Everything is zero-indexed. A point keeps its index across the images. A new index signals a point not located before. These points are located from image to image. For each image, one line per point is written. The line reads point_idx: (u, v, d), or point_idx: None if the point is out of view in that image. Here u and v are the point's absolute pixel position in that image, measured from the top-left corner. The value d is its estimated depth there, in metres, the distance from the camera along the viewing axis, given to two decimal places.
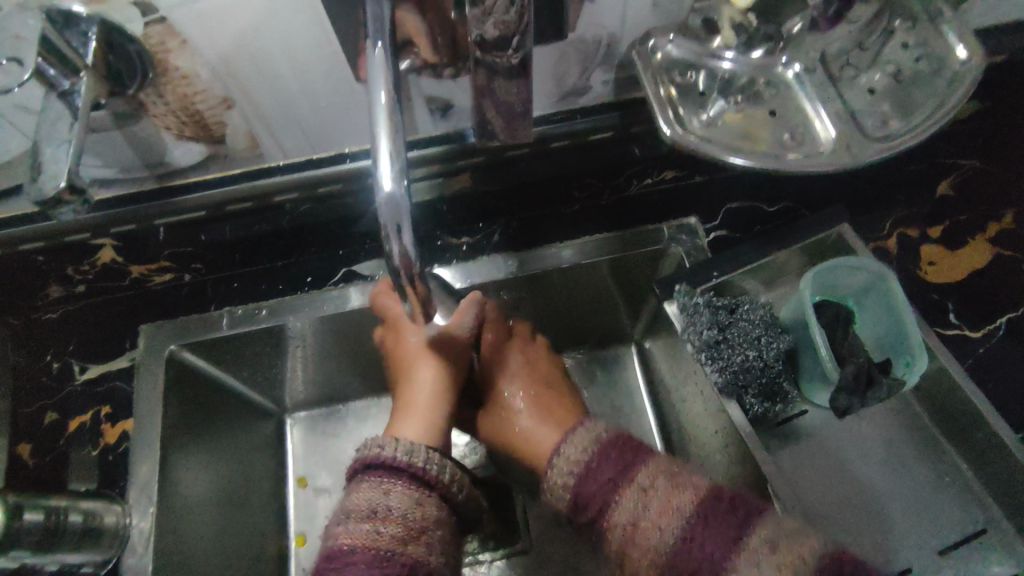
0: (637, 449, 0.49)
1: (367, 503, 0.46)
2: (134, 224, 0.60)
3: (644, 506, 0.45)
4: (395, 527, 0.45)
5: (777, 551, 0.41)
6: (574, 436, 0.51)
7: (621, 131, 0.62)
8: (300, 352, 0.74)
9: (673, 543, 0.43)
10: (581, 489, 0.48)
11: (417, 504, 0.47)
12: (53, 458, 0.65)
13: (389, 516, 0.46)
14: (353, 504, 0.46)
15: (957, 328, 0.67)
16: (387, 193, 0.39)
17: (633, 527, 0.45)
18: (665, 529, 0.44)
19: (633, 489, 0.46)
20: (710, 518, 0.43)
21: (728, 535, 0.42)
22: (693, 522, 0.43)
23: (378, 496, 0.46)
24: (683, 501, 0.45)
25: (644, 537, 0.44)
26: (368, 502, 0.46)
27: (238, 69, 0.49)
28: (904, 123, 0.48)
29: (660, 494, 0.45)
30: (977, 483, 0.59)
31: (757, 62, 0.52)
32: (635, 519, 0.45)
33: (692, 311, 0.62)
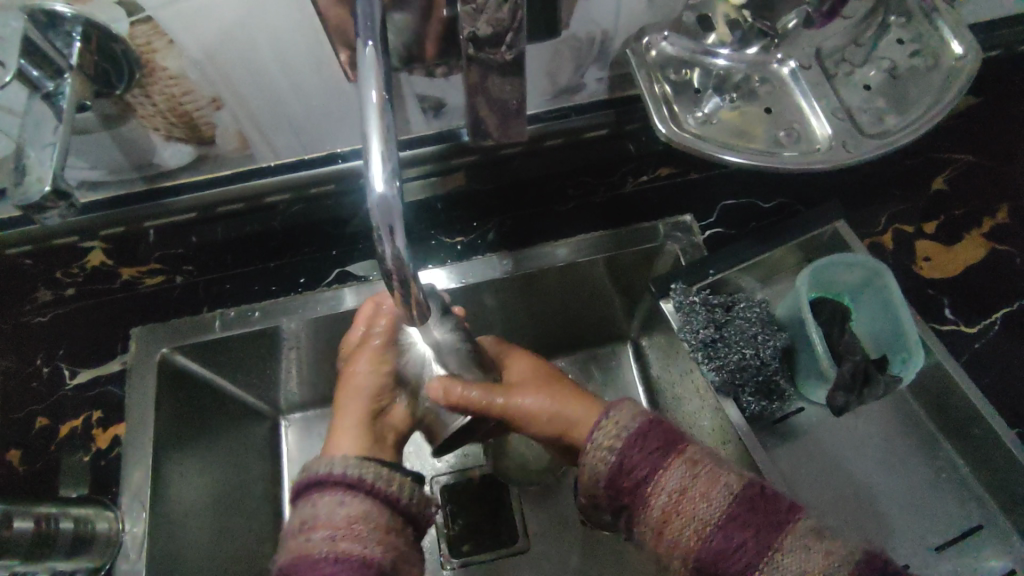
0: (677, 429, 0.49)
1: (305, 516, 0.46)
2: (123, 226, 0.60)
3: (691, 477, 0.45)
4: (325, 531, 0.44)
5: (823, 541, 0.42)
6: (622, 403, 0.50)
7: (614, 128, 0.61)
8: (294, 354, 0.73)
9: (717, 516, 0.43)
10: (627, 456, 0.47)
11: (344, 504, 0.46)
12: (44, 465, 0.64)
13: (324, 525, 0.45)
14: (299, 519, 0.46)
15: (952, 324, 0.67)
16: (380, 193, 0.38)
17: (680, 496, 0.44)
18: (714, 501, 0.44)
19: (683, 461, 0.46)
20: (756, 500, 0.43)
21: (770, 520, 0.42)
22: (737, 499, 0.44)
23: (316, 508, 0.46)
24: (732, 480, 0.44)
25: (690, 508, 0.44)
26: (303, 515, 0.46)
27: (227, 69, 0.49)
28: (901, 119, 0.47)
29: (709, 469, 0.45)
30: (974, 478, 0.59)
31: (752, 59, 0.52)
32: (684, 487, 0.45)
33: (688, 309, 0.61)
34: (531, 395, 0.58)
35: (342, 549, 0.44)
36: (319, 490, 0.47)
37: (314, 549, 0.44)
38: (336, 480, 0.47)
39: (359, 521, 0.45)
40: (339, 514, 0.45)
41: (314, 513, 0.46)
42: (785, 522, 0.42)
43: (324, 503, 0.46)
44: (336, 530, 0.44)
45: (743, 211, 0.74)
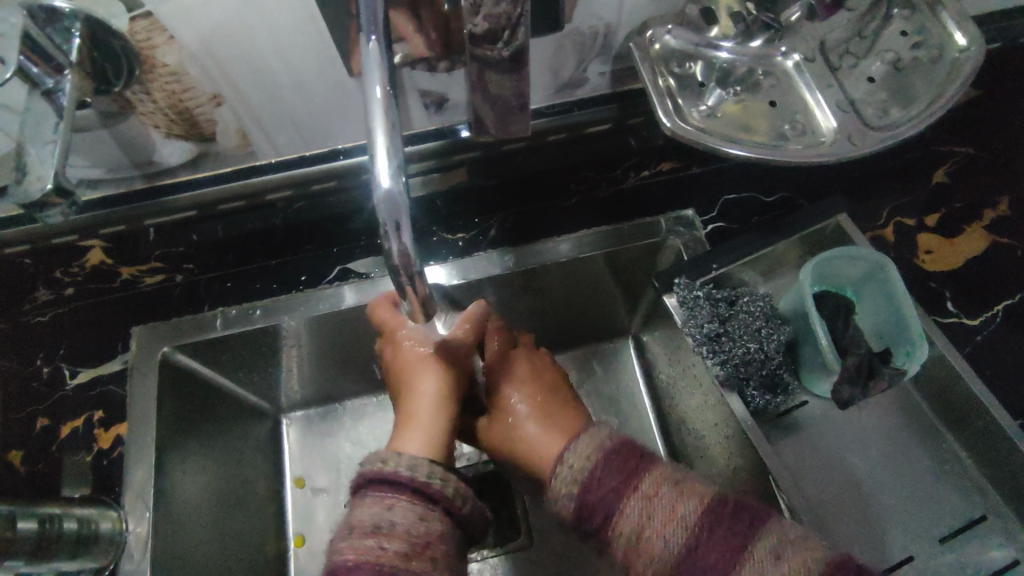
0: (637, 457, 0.48)
1: (377, 520, 0.44)
2: (123, 224, 0.59)
3: (648, 515, 0.44)
4: (398, 543, 0.43)
5: (793, 550, 0.42)
6: (583, 439, 0.50)
7: (618, 122, 0.61)
8: (295, 352, 0.73)
9: (676, 552, 0.43)
10: (585, 496, 0.46)
11: (418, 518, 0.44)
12: (45, 465, 0.64)
13: (398, 534, 0.43)
14: (368, 522, 0.44)
15: (953, 315, 0.67)
16: (385, 189, 0.38)
17: (637, 536, 0.44)
18: (671, 539, 0.43)
19: (638, 499, 0.45)
20: (713, 530, 0.43)
21: (734, 545, 0.42)
22: (698, 531, 0.43)
23: (386, 513, 0.44)
24: (689, 511, 0.44)
25: (649, 548, 0.43)
26: (370, 518, 0.44)
27: (228, 64, 0.48)
28: (904, 112, 0.47)
29: (665, 503, 0.44)
30: (977, 470, 0.59)
31: (757, 52, 0.52)
32: (641, 528, 0.44)
33: (692, 304, 0.61)
34: (520, 423, 0.59)
35: (413, 566, 0.42)
36: (398, 495, 0.45)
37: (381, 559, 0.42)
38: (417, 488, 0.46)
39: (433, 541, 0.44)
40: (420, 527, 0.44)
41: (387, 519, 0.44)
42: (749, 546, 0.42)
43: (398, 512, 0.44)
44: (410, 546, 0.43)
45: (743, 205, 0.73)
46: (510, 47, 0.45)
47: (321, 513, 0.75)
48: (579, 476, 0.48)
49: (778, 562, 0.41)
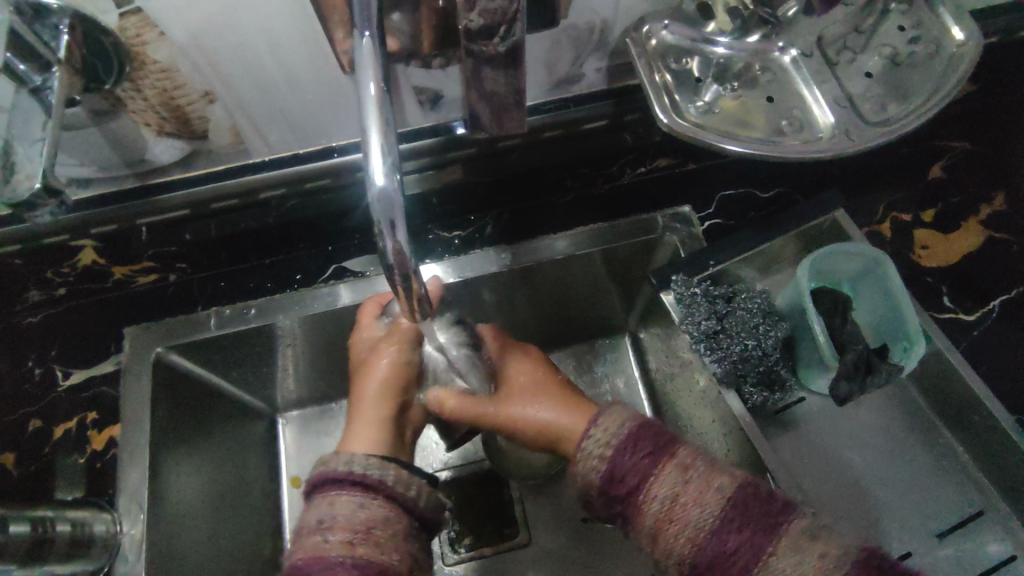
0: (669, 434, 0.49)
1: (321, 516, 0.46)
2: (114, 224, 0.59)
3: (684, 482, 0.45)
4: (342, 533, 0.45)
5: (820, 543, 0.42)
6: (612, 410, 0.51)
7: (614, 118, 0.60)
8: (290, 352, 0.72)
9: (713, 521, 0.44)
10: (618, 463, 0.48)
11: (361, 508, 0.47)
12: (39, 467, 0.63)
13: (342, 526, 0.45)
14: (315, 518, 0.47)
15: (951, 311, 0.67)
16: (380, 188, 0.38)
17: (672, 502, 0.45)
18: (706, 507, 0.44)
19: (674, 465, 0.46)
20: (749, 502, 0.44)
21: (766, 522, 0.43)
22: (732, 504, 0.44)
23: (331, 508, 0.47)
24: (725, 483, 0.45)
25: (682, 515, 0.44)
26: (317, 516, 0.47)
27: (220, 61, 0.48)
28: (903, 108, 0.47)
29: (700, 474, 0.46)
30: (973, 466, 0.59)
31: (754, 47, 0.51)
32: (676, 494, 0.45)
33: (689, 301, 0.61)
34: (532, 404, 0.60)
35: (359, 553, 0.44)
36: (339, 489, 0.48)
37: (329, 551, 0.45)
38: (357, 481, 0.48)
39: (377, 526, 0.46)
40: (359, 516, 0.46)
41: (331, 513, 0.46)
42: (781, 524, 0.43)
43: (341, 504, 0.47)
44: (354, 534, 0.45)
45: (740, 200, 0.73)
46: (510, 39, 0.44)
47: None
48: (610, 444, 0.49)
49: (809, 545, 0.42)
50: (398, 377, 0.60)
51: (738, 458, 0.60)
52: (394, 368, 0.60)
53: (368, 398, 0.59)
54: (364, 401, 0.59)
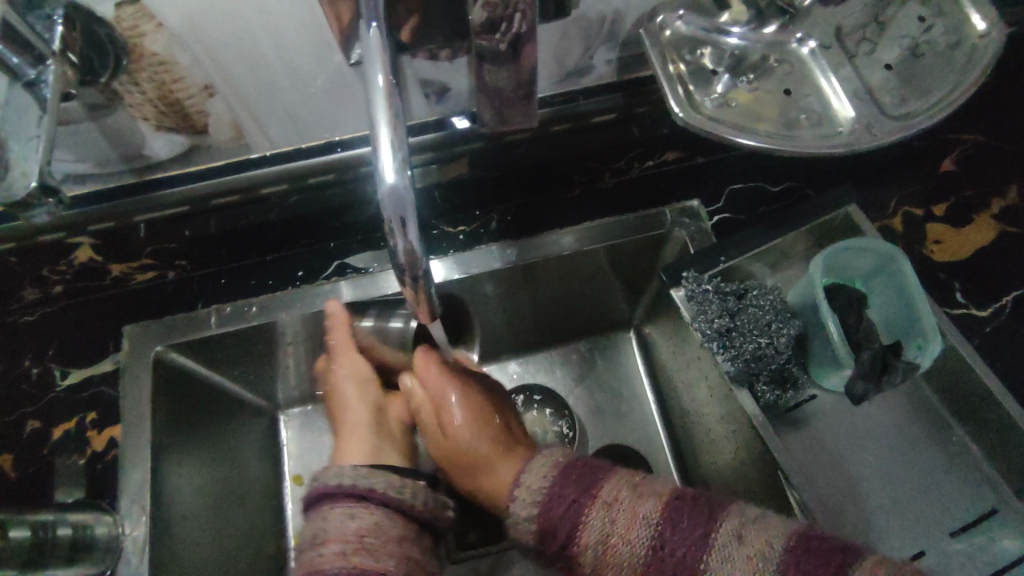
0: (594, 469, 0.50)
1: (315, 531, 0.47)
2: (112, 222, 0.56)
3: (610, 523, 0.45)
4: (335, 544, 0.46)
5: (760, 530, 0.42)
6: (539, 463, 0.51)
7: (623, 111, 0.59)
8: (292, 348, 0.71)
9: (643, 556, 0.44)
10: (549, 514, 0.48)
11: (352, 516, 0.47)
12: (38, 469, 0.62)
13: (335, 538, 0.46)
14: (310, 534, 0.47)
15: (963, 307, 0.66)
16: (390, 185, 0.37)
17: (603, 547, 0.45)
18: (635, 542, 0.44)
19: (598, 507, 0.47)
20: (681, 515, 0.44)
21: (695, 532, 0.43)
22: (660, 530, 0.44)
23: (324, 522, 0.48)
24: (648, 508, 0.45)
25: (616, 554, 0.45)
26: (311, 531, 0.48)
27: (220, 52, 0.46)
28: (922, 101, 0.46)
29: (624, 509, 0.46)
30: (987, 463, 0.58)
31: (771, 38, 0.50)
32: (605, 536, 0.45)
33: (700, 299, 0.60)
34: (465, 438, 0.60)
35: (354, 563, 0.45)
36: (330, 503, 0.49)
37: (325, 563, 0.45)
38: (345, 492, 0.49)
39: (369, 534, 0.47)
40: (350, 526, 0.47)
41: (324, 526, 0.47)
42: (716, 520, 0.43)
43: (333, 517, 0.47)
44: (346, 546, 0.45)
45: (752, 194, 0.72)
46: (511, 34, 0.44)
47: None
48: (536, 498, 0.49)
49: (738, 552, 0.42)
50: (357, 379, 0.66)
51: (749, 455, 0.60)
52: (353, 374, 0.66)
53: (347, 414, 0.65)
54: (346, 413, 0.65)
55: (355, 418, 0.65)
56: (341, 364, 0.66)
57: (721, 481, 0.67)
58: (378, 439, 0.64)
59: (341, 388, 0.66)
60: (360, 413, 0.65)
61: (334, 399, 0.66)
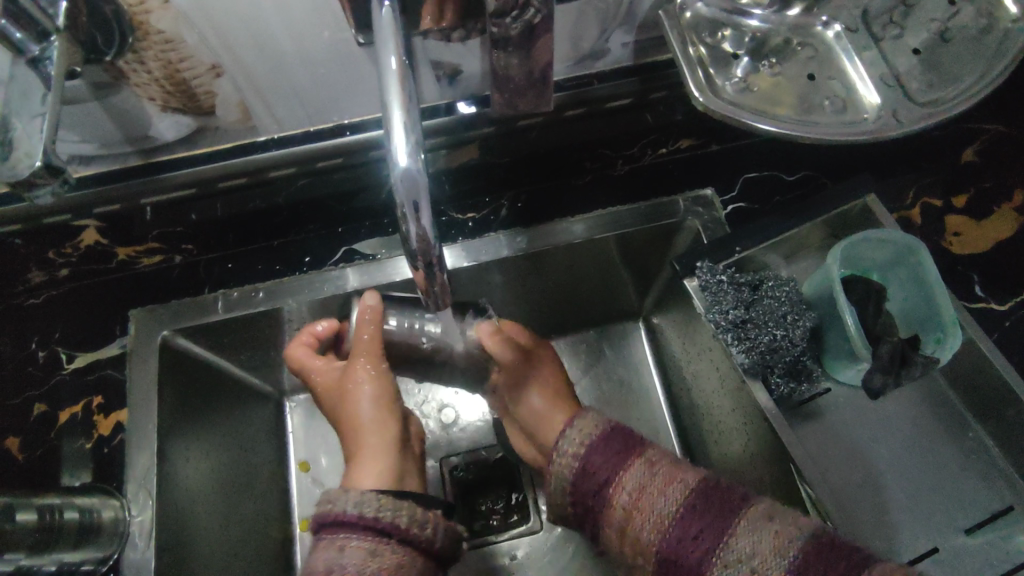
0: (639, 441, 0.53)
1: (331, 562, 0.46)
2: (118, 204, 0.56)
3: (651, 475, 0.49)
4: None
5: (774, 522, 0.43)
6: (588, 415, 0.56)
7: (639, 96, 0.57)
8: (299, 334, 0.70)
9: (676, 508, 0.46)
10: (590, 460, 0.53)
11: (371, 552, 0.47)
12: (45, 452, 0.62)
13: (354, 573, 0.46)
14: (325, 562, 0.47)
15: (982, 301, 0.65)
16: (403, 168, 0.36)
17: (639, 493, 0.48)
18: (671, 494, 0.47)
19: (641, 464, 0.50)
20: (712, 486, 0.47)
21: (724, 505, 0.45)
22: (695, 489, 0.47)
23: (340, 555, 0.47)
24: (687, 476, 0.48)
25: (649, 502, 0.47)
26: (326, 560, 0.47)
27: (228, 32, 0.45)
28: (952, 87, 0.44)
29: (665, 468, 0.49)
30: (1004, 461, 0.57)
31: (795, 21, 0.49)
32: (643, 485, 0.49)
33: (715, 289, 0.59)
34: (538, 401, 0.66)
35: None
36: (349, 532, 0.49)
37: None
38: (367, 523, 0.49)
39: (391, 573, 0.47)
40: (370, 562, 0.47)
41: (341, 557, 0.47)
42: (739, 506, 0.45)
43: (351, 550, 0.47)
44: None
45: (766, 184, 0.70)
46: (521, 21, 0.43)
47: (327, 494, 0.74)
48: (579, 452, 0.54)
49: (764, 524, 0.43)
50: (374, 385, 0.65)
51: (760, 448, 0.59)
52: (372, 380, 0.65)
53: (368, 426, 0.63)
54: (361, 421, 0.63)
55: (373, 427, 0.63)
56: (365, 367, 0.65)
57: (730, 474, 0.66)
58: (397, 457, 0.61)
59: (359, 391, 0.64)
60: (380, 426, 0.63)
61: (349, 401, 0.64)
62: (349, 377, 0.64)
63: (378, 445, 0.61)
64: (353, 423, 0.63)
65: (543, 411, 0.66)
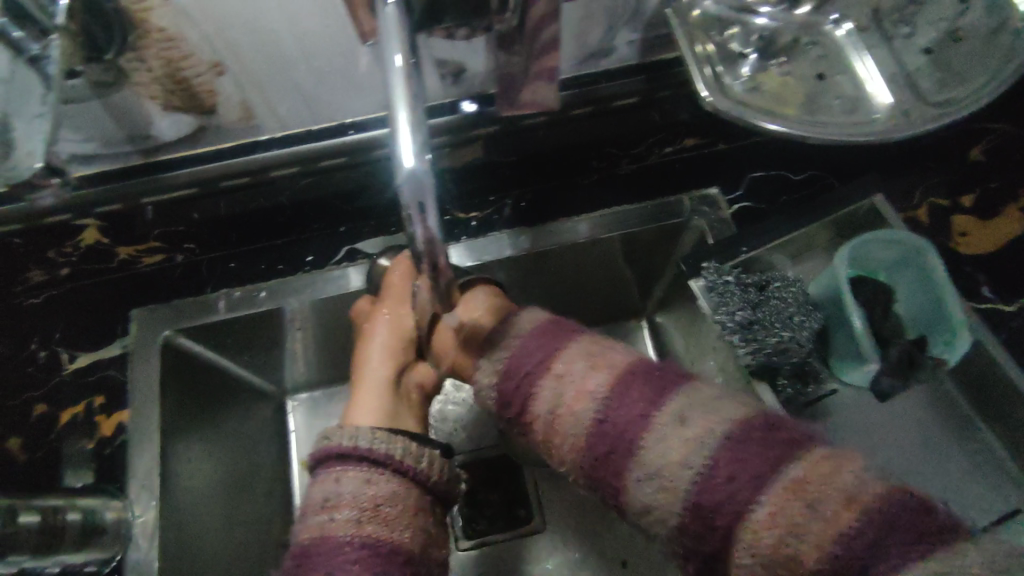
0: (568, 333, 0.49)
1: (327, 494, 0.44)
2: (120, 204, 0.55)
3: (560, 392, 0.45)
4: (348, 511, 0.43)
5: None
6: (513, 320, 0.51)
7: (646, 96, 0.57)
8: (301, 333, 0.70)
9: (589, 423, 0.43)
10: (510, 364, 0.48)
11: (367, 483, 0.45)
12: (46, 453, 0.61)
13: (348, 503, 0.44)
14: (320, 496, 0.45)
15: (990, 302, 0.64)
16: (409, 168, 0.35)
17: (553, 414, 0.45)
18: (581, 413, 0.44)
19: (551, 377, 0.46)
20: (632, 385, 0.44)
21: (653, 392, 0.43)
22: (608, 400, 0.43)
23: (337, 486, 0.45)
24: (612, 367, 0.45)
25: (570, 403, 0.44)
26: (321, 493, 0.45)
27: (230, 31, 0.45)
28: (964, 87, 0.43)
29: (577, 377, 0.45)
30: (1012, 464, 0.57)
31: (802, 21, 0.49)
32: (556, 403, 0.45)
33: (721, 290, 0.59)
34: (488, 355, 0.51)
35: (368, 532, 0.43)
36: (344, 464, 0.46)
37: (337, 531, 0.43)
38: (360, 455, 0.46)
39: (385, 502, 0.44)
40: (365, 492, 0.44)
41: (337, 490, 0.44)
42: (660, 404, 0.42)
43: (347, 480, 0.45)
44: (361, 513, 0.43)
45: (772, 183, 0.70)
46: None
47: None
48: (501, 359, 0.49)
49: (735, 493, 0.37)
50: (392, 331, 0.58)
51: None
52: (392, 325, 0.58)
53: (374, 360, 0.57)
54: (369, 359, 0.57)
55: (376, 370, 0.56)
56: (387, 314, 0.58)
57: None
58: (397, 401, 0.54)
59: (374, 332, 0.58)
60: (383, 368, 0.56)
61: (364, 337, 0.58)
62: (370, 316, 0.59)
63: (379, 384, 0.55)
64: (360, 361, 0.57)
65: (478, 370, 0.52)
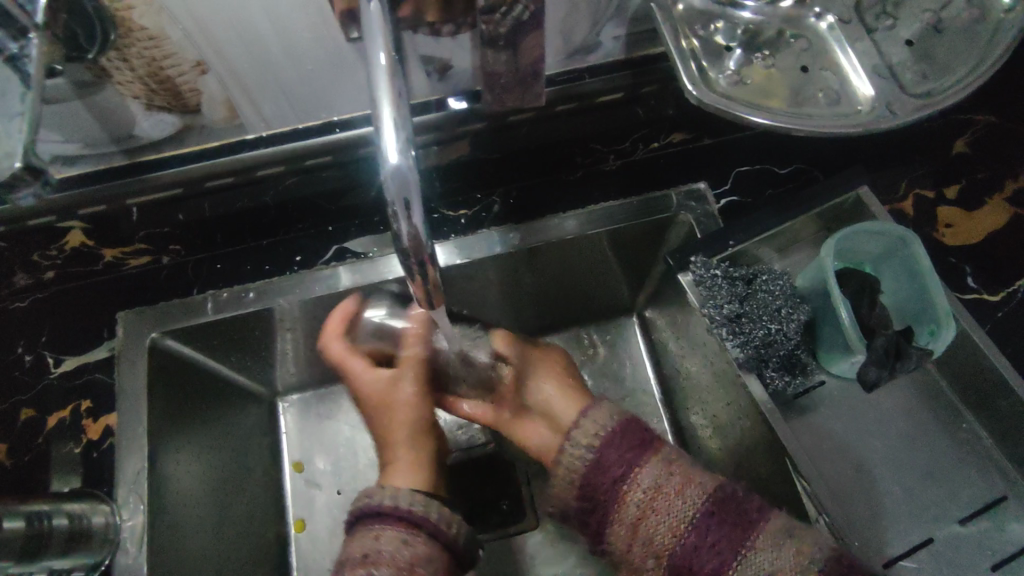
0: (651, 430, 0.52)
1: (366, 549, 0.46)
2: (104, 206, 0.54)
3: (666, 475, 0.47)
4: (386, 568, 0.45)
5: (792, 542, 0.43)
6: (601, 406, 0.53)
7: (631, 91, 0.57)
8: (290, 333, 0.69)
9: (692, 512, 0.45)
10: (604, 455, 0.50)
11: (405, 543, 0.47)
12: (33, 458, 0.61)
13: (388, 561, 0.45)
14: (359, 551, 0.46)
15: (975, 292, 0.65)
16: (393, 165, 0.35)
17: (654, 492, 0.47)
18: (688, 499, 0.46)
19: (659, 461, 0.49)
20: (732, 498, 0.46)
21: (744, 518, 0.45)
22: (712, 497, 0.46)
23: (376, 542, 0.46)
24: (706, 479, 0.47)
25: (665, 504, 0.46)
26: (361, 547, 0.46)
27: (211, 28, 0.45)
28: (943, 80, 0.44)
29: (684, 470, 0.48)
30: (997, 450, 0.58)
31: (786, 13, 0.49)
32: (658, 486, 0.47)
33: (709, 284, 0.59)
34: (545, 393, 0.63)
35: None
36: (381, 522, 0.48)
37: None
38: (398, 514, 0.48)
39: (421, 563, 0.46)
40: (403, 552, 0.46)
41: (376, 546, 0.46)
42: (757, 521, 0.45)
43: (386, 540, 0.46)
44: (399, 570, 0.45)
45: (757, 176, 0.71)
46: (511, 17, 0.44)
47: (323, 495, 0.73)
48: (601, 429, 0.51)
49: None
50: (412, 408, 0.63)
51: (755, 442, 0.59)
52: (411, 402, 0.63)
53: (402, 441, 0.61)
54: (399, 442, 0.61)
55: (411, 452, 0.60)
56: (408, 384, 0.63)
57: (725, 466, 0.66)
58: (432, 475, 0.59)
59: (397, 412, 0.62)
60: (415, 447, 0.61)
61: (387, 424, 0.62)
62: (392, 396, 0.63)
63: (419, 461, 0.60)
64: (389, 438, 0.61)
65: (557, 399, 0.62)
